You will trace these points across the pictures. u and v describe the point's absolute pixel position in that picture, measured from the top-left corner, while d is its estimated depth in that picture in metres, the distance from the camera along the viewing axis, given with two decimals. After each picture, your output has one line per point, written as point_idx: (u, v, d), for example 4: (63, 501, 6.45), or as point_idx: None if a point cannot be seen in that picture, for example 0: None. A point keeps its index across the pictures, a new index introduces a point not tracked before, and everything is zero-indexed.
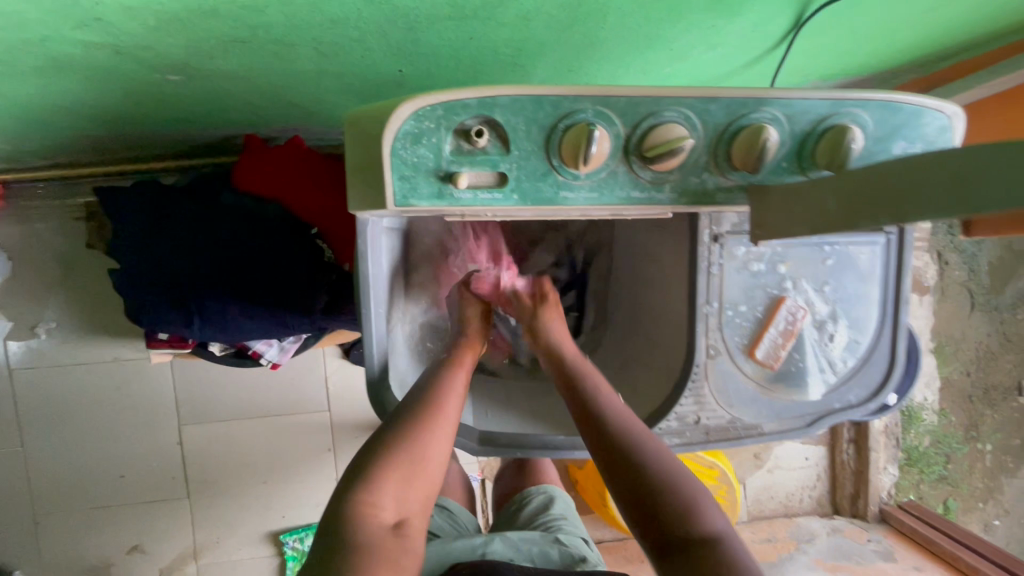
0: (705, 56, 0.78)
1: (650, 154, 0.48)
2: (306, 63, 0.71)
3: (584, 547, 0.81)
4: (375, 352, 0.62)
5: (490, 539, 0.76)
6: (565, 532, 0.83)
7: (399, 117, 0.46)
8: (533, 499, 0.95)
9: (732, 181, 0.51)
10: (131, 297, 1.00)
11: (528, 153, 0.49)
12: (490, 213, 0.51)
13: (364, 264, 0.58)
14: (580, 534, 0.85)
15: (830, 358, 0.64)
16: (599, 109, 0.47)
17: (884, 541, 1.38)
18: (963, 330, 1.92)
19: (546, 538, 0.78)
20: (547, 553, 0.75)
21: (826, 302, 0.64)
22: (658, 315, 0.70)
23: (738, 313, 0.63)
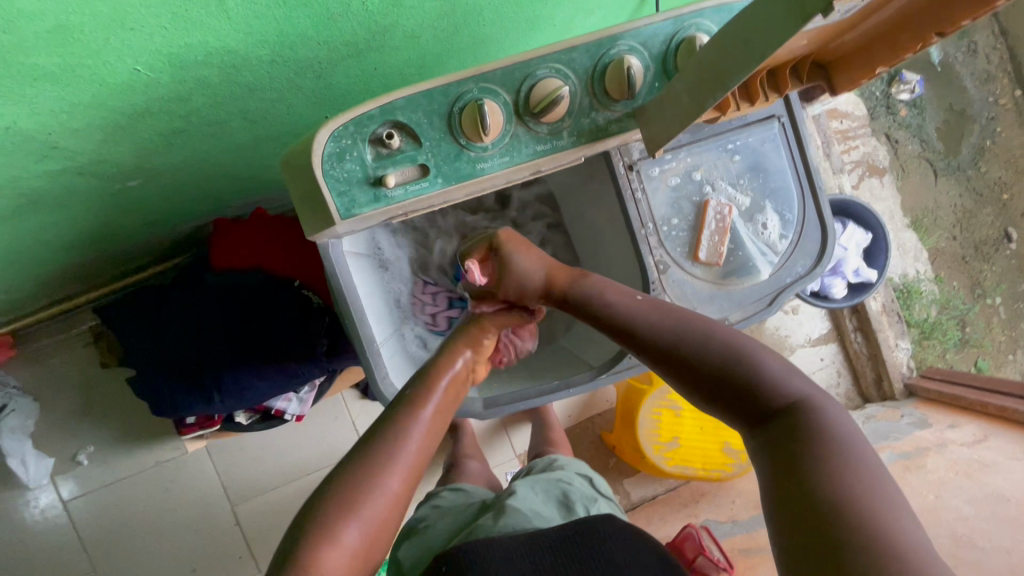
0: (589, 21, 0.86)
1: (539, 109, 0.56)
2: (241, 133, 0.79)
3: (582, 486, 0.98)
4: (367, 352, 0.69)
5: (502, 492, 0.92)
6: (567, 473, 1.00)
7: (322, 143, 0.54)
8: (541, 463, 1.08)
9: (618, 111, 0.59)
10: (151, 393, 1.07)
11: (437, 140, 0.56)
12: (425, 202, 0.59)
13: (337, 280, 0.66)
14: (582, 473, 1.05)
15: (769, 242, 0.71)
16: (482, 86, 0.55)
17: (917, 412, 1.39)
18: (935, 199, 1.99)
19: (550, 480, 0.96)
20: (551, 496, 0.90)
21: (746, 193, 0.71)
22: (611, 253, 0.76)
23: (672, 227, 0.70)
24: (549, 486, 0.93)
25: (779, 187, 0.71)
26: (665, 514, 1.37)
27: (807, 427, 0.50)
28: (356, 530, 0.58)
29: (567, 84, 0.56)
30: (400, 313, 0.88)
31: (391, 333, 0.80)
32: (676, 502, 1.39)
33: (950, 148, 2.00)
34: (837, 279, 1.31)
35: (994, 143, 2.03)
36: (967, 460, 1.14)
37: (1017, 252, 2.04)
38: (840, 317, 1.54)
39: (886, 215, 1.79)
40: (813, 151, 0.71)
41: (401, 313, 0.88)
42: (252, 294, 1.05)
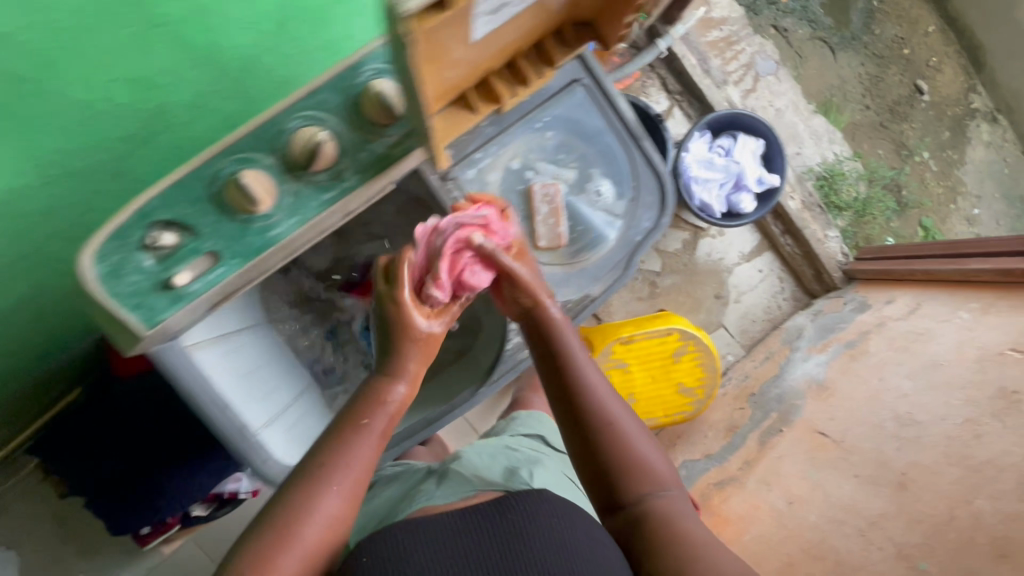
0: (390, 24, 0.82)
1: (302, 161, 0.54)
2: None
3: (535, 446, 1.06)
4: (234, 436, 0.70)
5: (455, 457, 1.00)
6: (520, 435, 1.10)
7: (87, 265, 0.50)
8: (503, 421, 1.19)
9: (393, 136, 0.57)
10: (105, 512, 1.07)
11: (214, 223, 0.54)
12: (232, 285, 0.57)
13: (190, 381, 0.65)
14: (538, 436, 1.13)
15: (605, 206, 0.76)
16: (235, 159, 0.52)
17: (858, 296, 1.40)
18: (838, 74, 1.97)
19: (502, 444, 1.05)
20: (499, 458, 0.98)
21: (572, 162, 0.76)
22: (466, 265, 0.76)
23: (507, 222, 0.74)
24: (500, 450, 1.01)
25: (602, 147, 0.75)
26: None
27: (663, 523, 0.64)
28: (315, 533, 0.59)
29: (327, 128, 0.54)
30: (286, 377, 0.89)
31: (277, 408, 0.80)
32: None
33: (840, 19, 1.97)
34: (743, 193, 1.29)
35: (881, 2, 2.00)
36: (903, 333, 1.15)
37: (931, 103, 2.03)
38: (764, 225, 1.53)
39: (790, 109, 1.77)
40: (622, 103, 0.73)
41: (287, 381, 0.88)
42: (166, 391, 1.04)
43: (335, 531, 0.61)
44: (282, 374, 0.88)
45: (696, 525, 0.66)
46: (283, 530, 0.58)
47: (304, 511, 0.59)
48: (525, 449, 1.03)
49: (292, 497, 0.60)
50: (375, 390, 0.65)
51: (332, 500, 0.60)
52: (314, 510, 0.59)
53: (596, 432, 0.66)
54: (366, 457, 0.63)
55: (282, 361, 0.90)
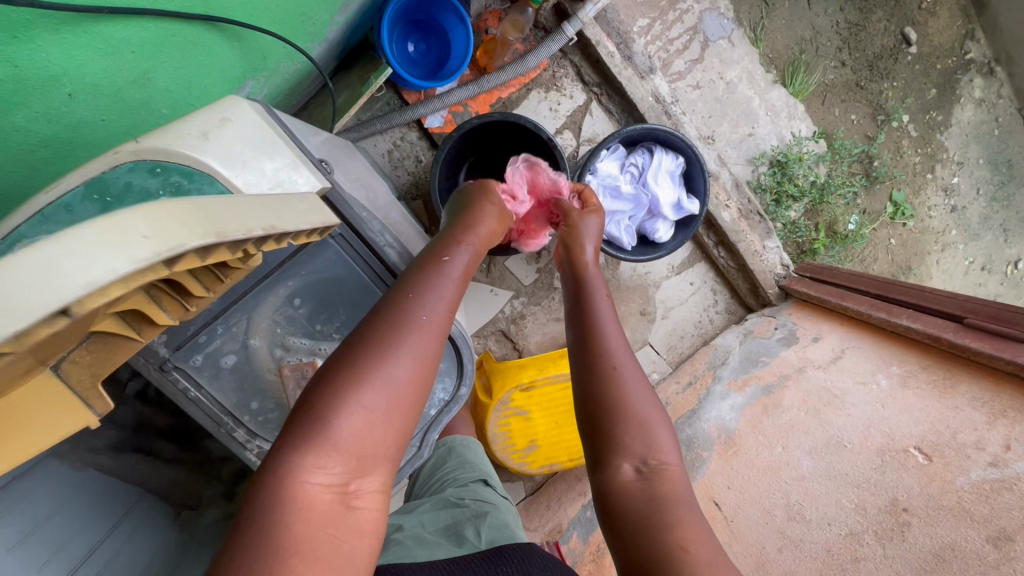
0: (135, 96, 0.67)
1: None
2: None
3: (481, 489, 1.01)
4: None
5: (398, 524, 0.92)
6: (456, 480, 1.03)
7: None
8: (435, 457, 1.11)
9: None
10: None
11: None
12: None
13: None
14: (478, 475, 1.06)
15: None
16: None
17: (788, 322, 1.27)
18: (812, 24, 1.67)
19: (444, 498, 0.98)
20: (443, 519, 0.92)
21: (335, 332, 0.76)
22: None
23: (258, 405, 0.76)
24: (442, 511, 0.94)
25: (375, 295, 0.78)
26: (558, 497, 1.36)
27: (668, 489, 0.63)
28: (371, 401, 0.51)
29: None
30: (92, 510, 0.76)
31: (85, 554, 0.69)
32: (569, 480, 1.37)
33: None
34: (657, 222, 1.11)
35: None
36: (818, 389, 1.04)
37: (920, 56, 1.74)
38: (697, 236, 1.36)
39: (743, 80, 1.52)
40: (386, 252, 0.76)
41: (101, 512, 0.77)
42: None
43: (372, 435, 0.51)
44: (87, 506, 0.75)
45: (693, 510, 0.63)
46: (335, 396, 0.51)
47: (357, 372, 0.52)
48: (473, 497, 0.97)
49: (346, 361, 0.53)
50: (438, 258, 0.64)
51: (397, 370, 0.53)
52: (375, 374, 0.52)
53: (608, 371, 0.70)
54: (430, 339, 0.56)
55: (88, 496, 0.77)
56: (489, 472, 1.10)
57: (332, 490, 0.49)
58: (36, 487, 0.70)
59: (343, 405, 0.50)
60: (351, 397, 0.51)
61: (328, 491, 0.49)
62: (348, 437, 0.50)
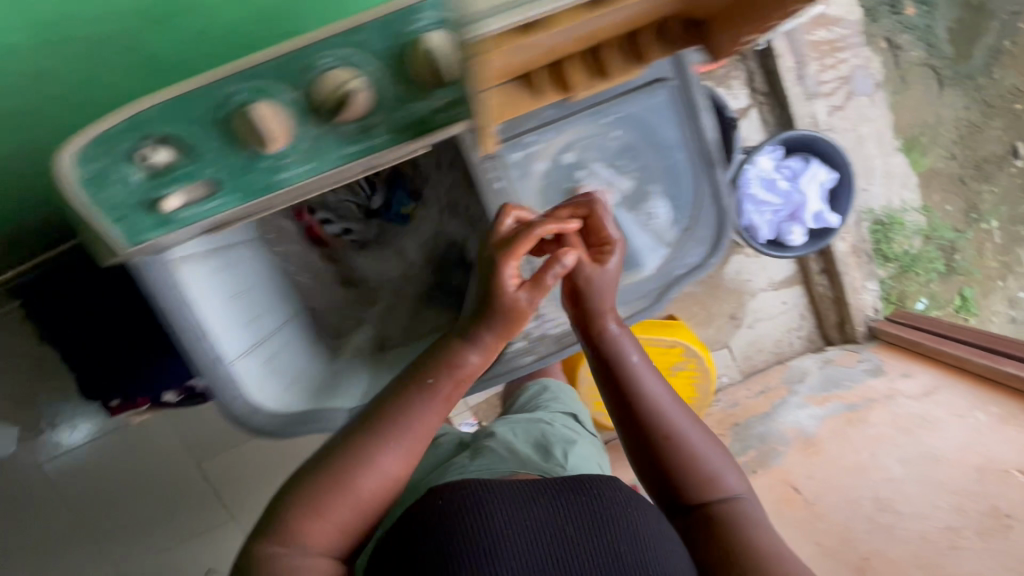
0: None
1: (327, 108, 0.45)
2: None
3: (568, 421, 1.03)
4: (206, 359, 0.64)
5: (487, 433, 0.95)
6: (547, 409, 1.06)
7: (74, 196, 0.45)
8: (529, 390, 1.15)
9: (439, 100, 0.48)
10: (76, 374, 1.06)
11: (219, 151, 0.47)
12: (224, 214, 0.52)
13: (163, 301, 0.60)
14: (568, 411, 1.08)
15: (651, 223, 0.85)
16: (252, 86, 0.44)
17: (874, 359, 1.34)
18: (937, 112, 1.78)
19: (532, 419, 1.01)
20: (532, 435, 0.94)
21: (632, 172, 0.84)
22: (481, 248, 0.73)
23: (542, 211, 0.81)
24: (529, 428, 0.97)
25: (671, 163, 0.81)
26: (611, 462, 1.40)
27: (735, 526, 0.66)
28: (350, 516, 0.60)
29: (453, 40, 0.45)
30: (269, 306, 0.83)
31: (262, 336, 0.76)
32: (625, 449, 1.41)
33: (960, 52, 1.77)
34: (795, 226, 1.19)
35: (1013, 44, 1.78)
36: (909, 415, 1.11)
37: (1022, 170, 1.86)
38: (805, 259, 1.44)
39: (871, 139, 1.63)
40: (703, 124, 0.76)
41: (275, 306, 0.84)
42: None
43: (350, 528, 0.61)
44: (268, 301, 0.83)
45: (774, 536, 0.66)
46: (301, 512, 0.59)
47: (336, 491, 0.60)
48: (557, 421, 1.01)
49: (343, 458, 0.61)
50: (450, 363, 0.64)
51: (367, 480, 0.60)
52: (349, 491, 0.60)
53: (660, 433, 0.69)
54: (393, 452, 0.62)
55: (268, 293, 0.84)
56: (579, 409, 1.13)
57: (326, 563, 0.59)
58: (239, 262, 0.78)
59: (332, 509, 0.59)
60: (316, 508, 0.59)
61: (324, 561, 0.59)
62: (317, 544, 0.59)
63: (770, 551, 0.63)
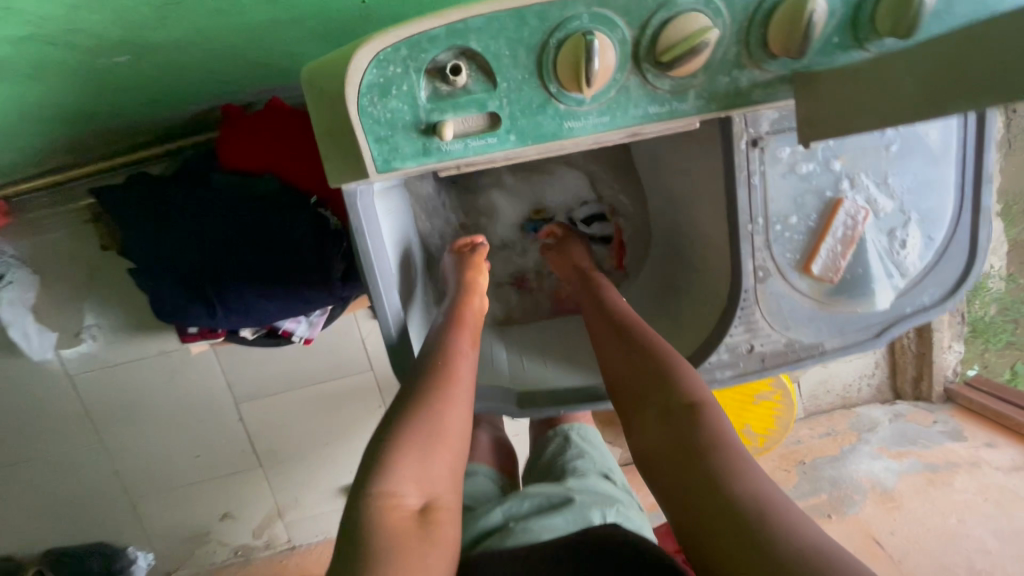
0: None
1: (665, 59, 0.39)
2: (284, 25, 0.62)
3: (612, 488, 0.66)
4: (391, 320, 0.56)
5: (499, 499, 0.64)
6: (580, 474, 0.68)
7: (357, 93, 0.39)
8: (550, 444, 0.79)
9: (770, 72, 0.42)
10: (150, 292, 0.97)
11: (519, 83, 0.40)
12: (489, 161, 0.44)
13: (360, 238, 0.51)
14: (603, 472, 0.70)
15: (900, 262, 0.56)
16: (596, 12, 0.38)
17: (951, 421, 1.30)
18: None
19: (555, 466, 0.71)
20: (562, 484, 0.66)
21: (914, 213, 0.55)
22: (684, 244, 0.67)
23: (787, 226, 0.55)
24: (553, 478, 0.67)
25: (932, 207, 0.55)
26: None
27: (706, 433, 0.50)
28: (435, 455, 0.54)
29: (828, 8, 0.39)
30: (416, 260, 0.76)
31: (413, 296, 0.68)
32: None
33: None
34: None
35: None
36: (999, 487, 1.10)
37: None
38: None
39: None
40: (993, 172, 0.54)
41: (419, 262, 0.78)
42: (261, 205, 0.92)
43: (450, 469, 0.55)
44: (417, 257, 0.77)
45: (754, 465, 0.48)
46: (384, 455, 0.52)
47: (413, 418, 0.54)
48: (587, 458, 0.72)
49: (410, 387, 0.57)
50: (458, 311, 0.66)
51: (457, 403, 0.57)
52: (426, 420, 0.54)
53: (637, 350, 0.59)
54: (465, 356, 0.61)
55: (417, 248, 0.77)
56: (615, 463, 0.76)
57: (413, 514, 0.50)
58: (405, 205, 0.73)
59: (410, 451, 0.52)
60: (421, 439, 0.53)
61: (413, 515, 0.50)
62: (410, 481, 0.51)
63: (774, 495, 0.44)
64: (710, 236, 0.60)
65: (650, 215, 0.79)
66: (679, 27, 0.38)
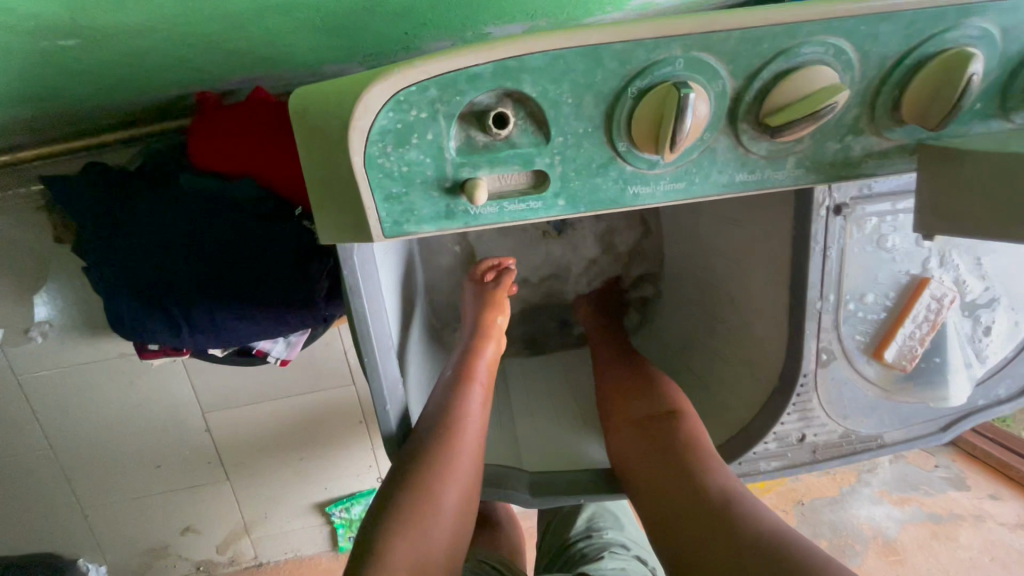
0: None
1: (772, 122, 0.30)
2: (269, 15, 0.51)
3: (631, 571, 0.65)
4: (387, 402, 0.46)
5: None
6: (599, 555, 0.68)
7: (364, 138, 0.30)
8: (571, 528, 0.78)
9: (891, 141, 0.33)
10: (104, 303, 0.85)
11: (579, 138, 0.31)
12: (525, 226, 0.35)
13: (356, 301, 0.41)
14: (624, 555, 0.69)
15: (980, 351, 0.48)
16: (692, 57, 0.29)
17: (953, 467, 1.25)
18: None
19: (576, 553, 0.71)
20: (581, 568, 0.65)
21: (1002, 298, 0.47)
22: (723, 304, 0.59)
23: (861, 306, 0.47)
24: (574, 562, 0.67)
25: (1022, 291, 0.48)
26: None
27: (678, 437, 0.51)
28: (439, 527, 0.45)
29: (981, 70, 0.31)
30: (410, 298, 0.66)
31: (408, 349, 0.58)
32: None
33: None
34: None
35: None
36: (1006, 545, 1.08)
37: None
38: None
39: None
40: None
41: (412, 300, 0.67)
42: (237, 214, 0.80)
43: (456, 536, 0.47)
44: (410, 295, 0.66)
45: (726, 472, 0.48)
46: (380, 534, 0.44)
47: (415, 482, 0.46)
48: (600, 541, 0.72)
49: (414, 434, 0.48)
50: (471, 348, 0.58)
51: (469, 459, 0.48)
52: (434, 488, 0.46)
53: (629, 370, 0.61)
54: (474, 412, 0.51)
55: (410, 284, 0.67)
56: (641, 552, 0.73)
57: None
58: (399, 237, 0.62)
59: (408, 527, 0.44)
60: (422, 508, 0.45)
61: None
62: (409, 560, 0.43)
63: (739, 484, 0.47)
64: (758, 303, 0.52)
65: (681, 260, 0.71)
66: (798, 82, 0.29)
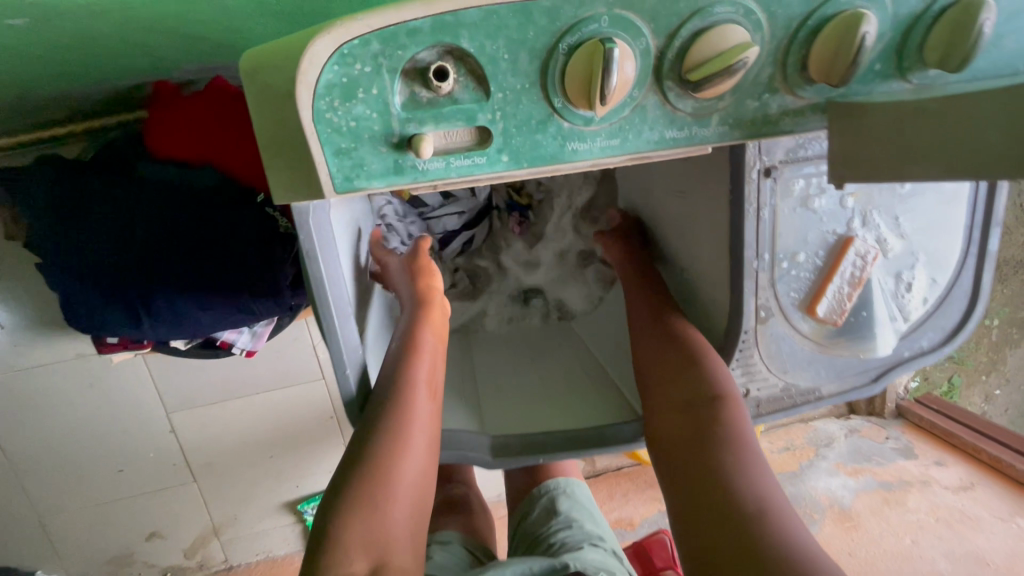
0: None
1: (693, 76, 0.33)
2: None
3: (600, 554, 0.66)
4: (348, 365, 0.48)
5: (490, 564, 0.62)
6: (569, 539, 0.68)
7: (312, 92, 0.31)
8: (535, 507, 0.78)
9: (804, 100, 0.36)
10: (59, 296, 0.83)
11: (518, 93, 0.33)
12: (472, 184, 0.37)
13: (313, 265, 0.43)
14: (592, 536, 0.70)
15: (904, 306, 0.52)
16: (616, 14, 0.31)
17: (903, 438, 1.31)
18: None
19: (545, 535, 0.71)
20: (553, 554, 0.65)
21: (922, 256, 0.51)
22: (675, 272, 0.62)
23: (794, 264, 0.50)
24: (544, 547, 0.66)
25: (940, 249, 0.52)
26: (628, 492, 1.31)
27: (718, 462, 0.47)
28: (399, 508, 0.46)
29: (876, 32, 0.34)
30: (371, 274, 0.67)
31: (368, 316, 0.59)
32: (643, 481, 1.33)
33: None
34: None
35: None
36: (949, 506, 1.14)
37: None
38: None
39: None
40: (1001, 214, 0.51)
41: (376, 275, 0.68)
42: (198, 202, 0.80)
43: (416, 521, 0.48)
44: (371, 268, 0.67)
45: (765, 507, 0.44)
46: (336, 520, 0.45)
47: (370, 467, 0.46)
48: (576, 528, 0.71)
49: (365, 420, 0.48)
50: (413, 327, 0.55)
51: (419, 436, 0.49)
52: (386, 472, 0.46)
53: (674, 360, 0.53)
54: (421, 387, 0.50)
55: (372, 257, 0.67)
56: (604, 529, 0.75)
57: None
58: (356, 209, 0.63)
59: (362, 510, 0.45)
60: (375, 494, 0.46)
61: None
62: (363, 543, 0.44)
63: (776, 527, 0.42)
64: (706, 267, 0.55)
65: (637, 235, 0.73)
66: (713, 40, 0.32)
